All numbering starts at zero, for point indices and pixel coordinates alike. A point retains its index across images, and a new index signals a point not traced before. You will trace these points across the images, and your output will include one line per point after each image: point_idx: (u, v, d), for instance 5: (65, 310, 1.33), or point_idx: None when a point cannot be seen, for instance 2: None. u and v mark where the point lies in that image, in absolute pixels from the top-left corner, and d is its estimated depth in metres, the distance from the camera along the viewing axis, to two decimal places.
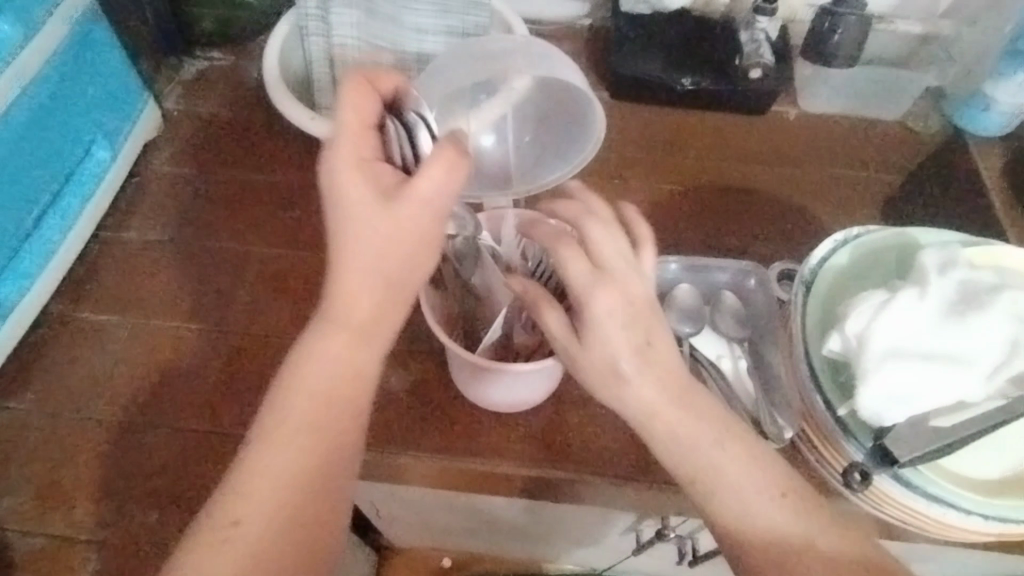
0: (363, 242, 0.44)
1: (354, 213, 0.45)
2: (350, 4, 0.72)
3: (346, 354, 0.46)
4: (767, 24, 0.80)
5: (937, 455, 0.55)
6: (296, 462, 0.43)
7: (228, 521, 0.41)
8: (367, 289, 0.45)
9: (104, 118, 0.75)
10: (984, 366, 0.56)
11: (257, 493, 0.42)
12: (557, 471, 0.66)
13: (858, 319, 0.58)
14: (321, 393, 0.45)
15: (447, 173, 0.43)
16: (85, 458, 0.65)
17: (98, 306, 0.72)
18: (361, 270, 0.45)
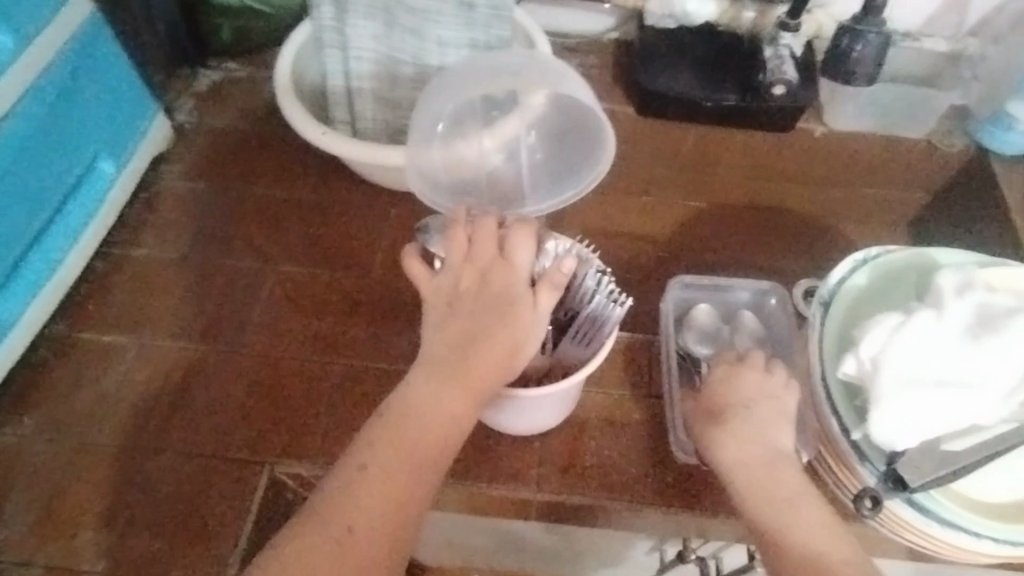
0: (502, 342, 0.50)
1: (503, 313, 0.51)
2: (371, 17, 0.70)
3: (452, 405, 0.48)
4: (792, 40, 0.78)
5: (944, 481, 0.54)
6: (406, 486, 0.45)
7: (342, 527, 0.43)
8: (493, 370, 0.50)
9: (112, 130, 0.72)
10: (999, 391, 0.55)
11: (372, 505, 0.44)
12: (576, 496, 0.63)
13: (873, 342, 0.57)
14: (434, 433, 0.48)
15: (559, 298, 0.53)
16: (88, 484, 0.62)
17: (104, 325, 0.70)
18: (495, 357, 0.50)
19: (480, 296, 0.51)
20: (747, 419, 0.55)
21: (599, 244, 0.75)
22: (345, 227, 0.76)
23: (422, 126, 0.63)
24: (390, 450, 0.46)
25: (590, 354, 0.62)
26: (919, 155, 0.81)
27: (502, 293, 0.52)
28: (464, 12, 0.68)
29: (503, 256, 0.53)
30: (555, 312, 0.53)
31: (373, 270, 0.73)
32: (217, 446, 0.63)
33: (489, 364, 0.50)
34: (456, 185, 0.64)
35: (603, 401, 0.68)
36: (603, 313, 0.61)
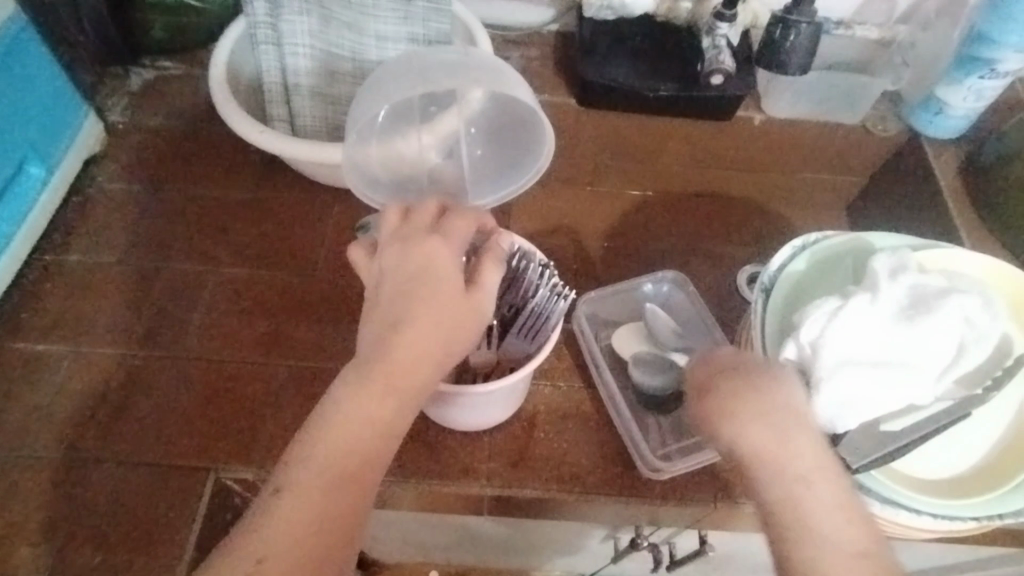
0: (434, 325, 0.48)
1: (428, 289, 0.49)
2: (304, 12, 0.69)
3: (378, 401, 0.45)
4: (728, 30, 0.79)
5: (882, 460, 0.56)
6: (321, 504, 0.41)
7: (252, 558, 0.39)
8: (422, 357, 0.47)
9: (41, 131, 0.70)
10: (934, 370, 0.56)
11: (286, 530, 0.40)
12: (527, 489, 0.63)
13: (811, 326, 0.57)
14: (357, 437, 0.44)
15: (498, 271, 0.52)
16: (25, 498, 0.60)
17: (37, 333, 0.67)
18: (423, 337, 0.47)
19: (402, 270, 0.50)
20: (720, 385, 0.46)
21: (545, 235, 0.75)
22: (288, 225, 0.75)
23: (360, 125, 0.60)
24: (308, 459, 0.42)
25: (535, 348, 0.62)
26: (856, 141, 0.83)
27: (426, 269, 0.50)
28: (402, 6, 0.68)
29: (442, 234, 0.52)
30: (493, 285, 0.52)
31: (317, 269, 0.72)
32: (159, 454, 0.62)
33: (419, 349, 0.47)
34: (398, 183, 0.63)
35: (552, 392, 0.68)
36: (547, 309, 0.61)
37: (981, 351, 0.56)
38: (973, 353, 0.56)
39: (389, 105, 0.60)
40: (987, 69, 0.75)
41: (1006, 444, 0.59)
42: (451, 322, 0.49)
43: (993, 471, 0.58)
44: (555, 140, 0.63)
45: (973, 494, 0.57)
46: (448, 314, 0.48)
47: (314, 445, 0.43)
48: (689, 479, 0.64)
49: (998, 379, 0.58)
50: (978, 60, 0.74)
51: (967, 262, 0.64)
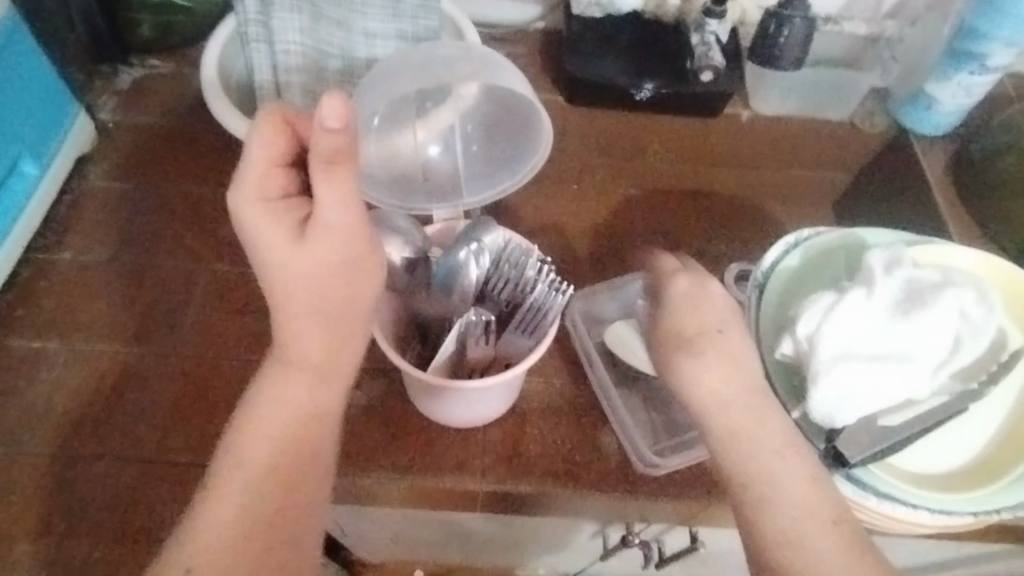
0: (293, 283, 0.48)
1: (280, 267, 0.48)
2: (294, 9, 0.69)
3: (293, 394, 0.49)
4: (717, 27, 0.80)
5: (882, 454, 0.57)
6: (249, 504, 0.46)
7: (186, 564, 0.44)
8: (307, 320, 0.49)
9: (34, 130, 0.70)
10: (932, 364, 0.56)
11: (210, 532, 0.45)
12: (521, 484, 0.63)
13: (810, 321, 0.57)
14: (268, 429, 0.48)
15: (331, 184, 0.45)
16: (19, 495, 0.60)
17: (31, 331, 0.68)
18: (309, 323, 0.49)
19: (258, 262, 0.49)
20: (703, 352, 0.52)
21: (535, 232, 0.75)
22: None
23: (356, 123, 0.60)
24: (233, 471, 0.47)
25: (534, 343, 0.62)
26: (845, 138, 0.84)
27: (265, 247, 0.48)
28: (390, 3, 0.69)
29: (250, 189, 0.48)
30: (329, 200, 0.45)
31: None
32: (154, 451, 0.62)
33: (297, 304, 0.49)
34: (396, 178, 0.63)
35: (544, 388, 0.68)
36: (547, 303, 0.62)
37: (976, 345, 0.57)
38: (969, 347, 0.57)
39: (383, 101, 0.60)
40: (976, 64, 0.75)
41: (1001, 439, 0.59)
42: (312, 283, 0.48)
43: (988, 466, 0.58)
44: (551, 133, 0.62)
45: (967, 489, 0.57)
46: (305, 268, 0.48)
47: (236, 447, 0.48)
48: (681, 473, 0.64)
49: (993, 374, 0.58)
50: (967, 55, 0.75)
51: (961, 256, 0.64)
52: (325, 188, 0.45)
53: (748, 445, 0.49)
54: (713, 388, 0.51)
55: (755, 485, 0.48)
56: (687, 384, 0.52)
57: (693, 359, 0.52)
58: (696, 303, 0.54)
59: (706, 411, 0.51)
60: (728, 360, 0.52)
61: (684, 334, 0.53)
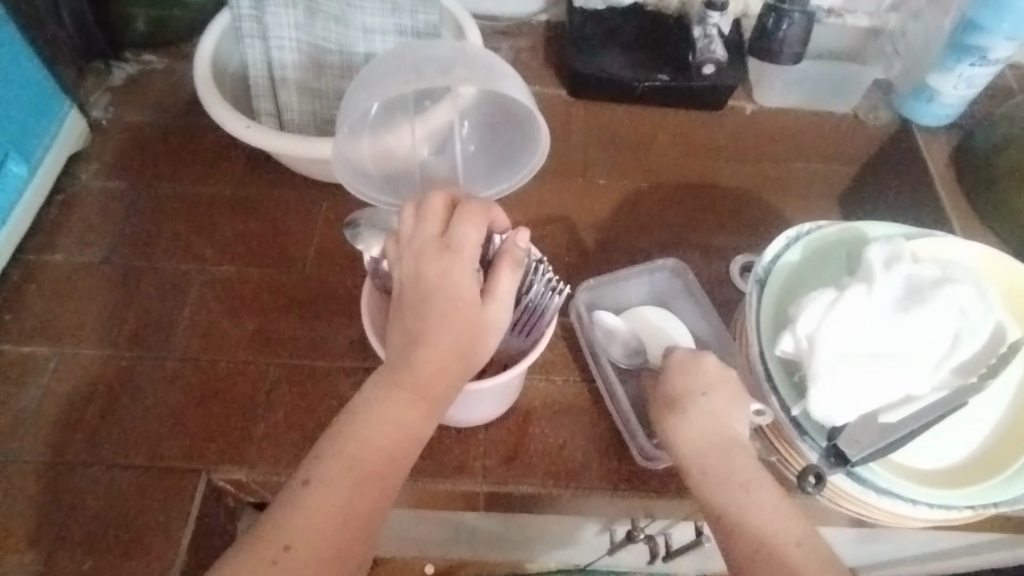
0: (450, 339, 0.48)
1: (439, 303, 0.48)
2: (289, 3, 0.67)
3: (409, 415, 0.47)
4: (720, 19, 0.78)
5: (885, 451, 0.55)
6: (345, 501, 0.43)
7: (279, 545, 0.41)
8: (442, 369, 0.48)
9: (23, 130, 0.68)
10: (930, 360, 0.56)
11: (308, 523, 0.42)
12: (524, 485, 0.62)
13: (808, 319, 0.57)
14: (378, 443, 0.46)
15: (516, 277, 0.51)
16: (12, 503, 0.59)
17: (22, 335, 0.66)
18: (442, 354, 0.48)
19: (420, 285, 0.49)
20: (701, 410, 0.52)
21: (537, 228, 0.74)
22: (277, 222, 0.73)
23: (350, 120, 0.58)
24: (324, 467, 0.44)
25: (529, 344, 0.60)
26: (847, 131, 0.83)
27: (438, 282, 0.49)
28: None
29: (454, 244, 0.50)
30: (511, 290, 0.50)
31: (305, 265, 0.71)
32: (148, 457, 0.61)
33: (444, 356, 0.48)
34: (389, 177, 0.62)
35: (547, 387, 0.68)
36: (541, 304, 0.60)
37: (973, 340, 0.56)
38: (967, 343, 0.56)
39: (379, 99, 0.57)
40: (978, 57, 0.74)
41: (1001, 433, 0.59)
42: (471, 338, 0.49)
43: (989, 460, 0.58)
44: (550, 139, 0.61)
45: (969, 485, 0.56)
46: (474, 326, 0.49)
47: (328, 448, 0.45)
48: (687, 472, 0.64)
49: (993, 367, 0.57)
50: (971, 48, 0.74)
51: (961, 250, 0.64)
52: (507, 275, 0.51)
53: (728, 483, 0.49)
54: (696, 442, 0.51)
55: (733, 515, 0.47)
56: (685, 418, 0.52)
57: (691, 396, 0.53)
58: (691, 368, 0.54)
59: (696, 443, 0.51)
60: (695, 414, 0.52)
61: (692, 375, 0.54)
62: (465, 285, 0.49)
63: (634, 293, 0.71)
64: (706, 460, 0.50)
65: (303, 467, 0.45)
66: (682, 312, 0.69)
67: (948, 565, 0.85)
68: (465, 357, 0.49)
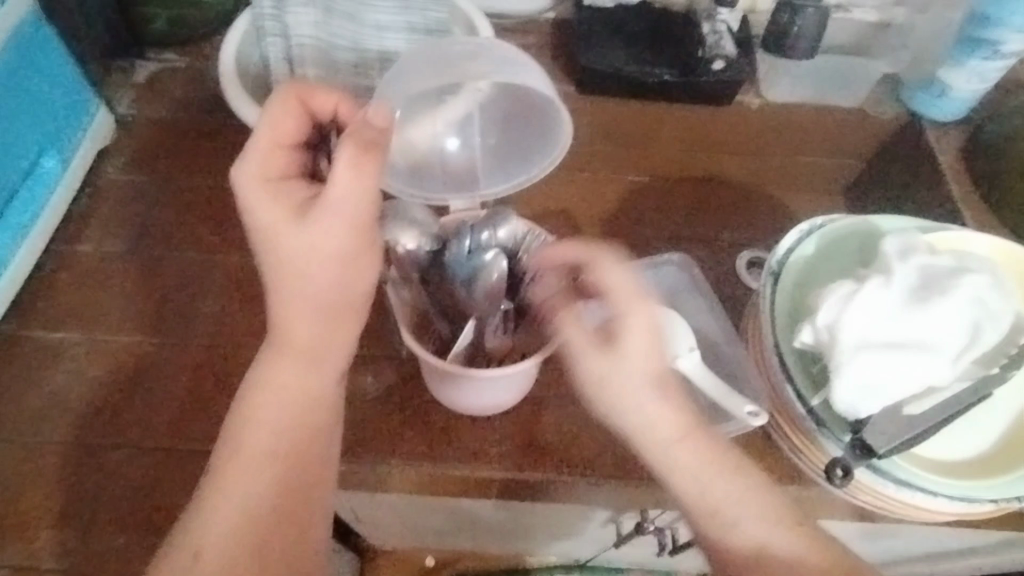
0: (298, 285, 0.48)
1: (274, 254, 0.48)
2: (309, 3, 0.70)
3: (298, 382, 0.50)
4: (728, 15, 0.82)
5: (908, 445, 0.56)
6: (252, 493, 0.47)
7: (189, 551, 0.46)
8: (296, 320, 0.49)
9: (54, 124, 0.71)
10: (953, 350, 0.56)
11: (218, 517, 0.46)
12: (535, 472, 0.64)
13: (829, 311, 0.57)
14: (265, 418, 0.49)
15: (346, 175, 0.45)
16: (43, 484, 0.61)
17: (52, 323, 0.69)
18: (301, 318, 0.49)
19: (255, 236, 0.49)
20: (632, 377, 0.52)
21: (546, 221, 0.75)
22: None
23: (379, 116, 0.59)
24: (231, 459, 0.48)
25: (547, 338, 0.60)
26: (854, 125, 0.84)
27: (260, 227, 0.48)
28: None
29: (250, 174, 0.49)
30: (340, 192, 0.46)
31: None
32: (175, 438, 0.63)
33: (304, 304, 0.49)
34: (415, 171, 0.63)
35: (560, 377, 0.69)
36: None
37: (994, 330, 0.56)
38: (988, 333, 0.56)
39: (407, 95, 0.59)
40: (991, 49, 0.75)
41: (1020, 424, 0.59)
42: (326, 277, 0.48)
43: (1009, 451, 0.58)
44: (571, 130, 0.62)
45: (990, 476, 0.57)
46: (325, 264, 0.48)
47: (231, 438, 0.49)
48: None
49: (1014, 358, 0.57)
50: (982, 40, 0.75)
51: (975, 242, 0.64)
52: (346, 171, 0.45)
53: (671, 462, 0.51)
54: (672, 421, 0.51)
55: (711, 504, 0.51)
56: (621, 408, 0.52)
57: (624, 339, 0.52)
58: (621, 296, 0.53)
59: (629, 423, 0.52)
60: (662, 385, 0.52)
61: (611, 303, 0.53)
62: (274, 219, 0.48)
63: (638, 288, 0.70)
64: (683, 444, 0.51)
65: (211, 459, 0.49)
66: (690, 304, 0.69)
67: (957, 564, 0.85)
68: (333, 285, 0.49)
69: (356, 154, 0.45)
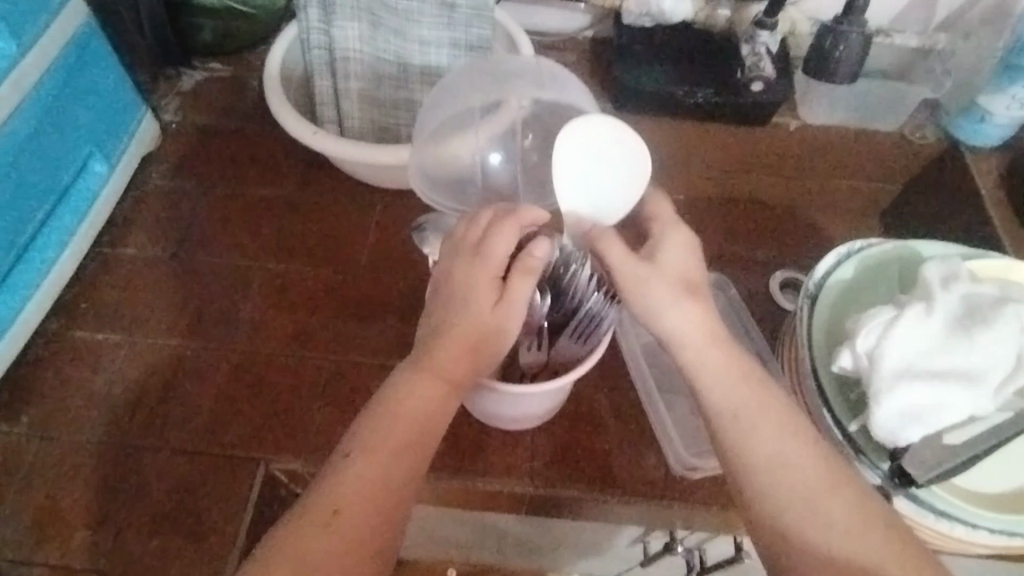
0: (464, 334, 0.50)
1: (463, 301, 0.51)
2: (355, 17, 0.71)
3: (433, 391, 0.49)
4: (768, 39, 0.80)
5: (947, 475, 0.55)
6: (380, 477, 0.45)
7: (327, 509, 0.43)
8: (463, 349, 0.50)
9: (102, 131, 0.72)
10: (995, 380, 0.55)
11: (357, 485, 0.44)
12: (567, 489, 0.63)
13: (868, 336, 0.56)
14: (408, 416, 0.47)
15: (529, 283, 0.52)
16: (82, 482, 0.62)
17: (95, 323, 0.70)
18: (459, 346, 0.50)
19: (445, 285, 0.53)
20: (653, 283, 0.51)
21: None
22: (333, 224, 0.76)
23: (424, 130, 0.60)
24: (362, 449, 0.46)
25: (586, 351, 0.60)
26: (892, 149, 0.84)
27: (462, 284, 0.52)
28: (445, 11, 0.69)
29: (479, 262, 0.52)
30: (524, 297, 0.51)
31: (359, 267, 0.74)
32: (210, 441, 0.64)
33: (469, 341, 0.50)
34: (458, 181, 0.63)
35: (592, 393, 0.69)
36: (600, 316, 0.59)
37: None
38: None
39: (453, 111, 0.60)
40: None
41: None
42: (485, 329, 0.51)
43: None
44: None
45: None
46: (490, 325, 0.51)
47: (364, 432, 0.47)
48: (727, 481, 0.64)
49: None
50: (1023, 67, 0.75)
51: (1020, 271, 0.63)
52: (520, 280, 0.51)
53: (767, 442, 0.46)
54: (725, 391, 0.48)
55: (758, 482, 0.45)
56: (666, 308, 0.50)
57: (660, 252, 0.53)
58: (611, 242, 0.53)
59: (711, 400, 0.49)
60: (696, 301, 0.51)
61: (652, 227, 0.55)
62: (477, 283, 0.51)
63: None
64: (749, 413, 0.47)
65: (340, 448, 0.47)
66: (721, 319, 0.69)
67: None
68: (497, 343, 0.51)
69: (525, 271, 0.52)
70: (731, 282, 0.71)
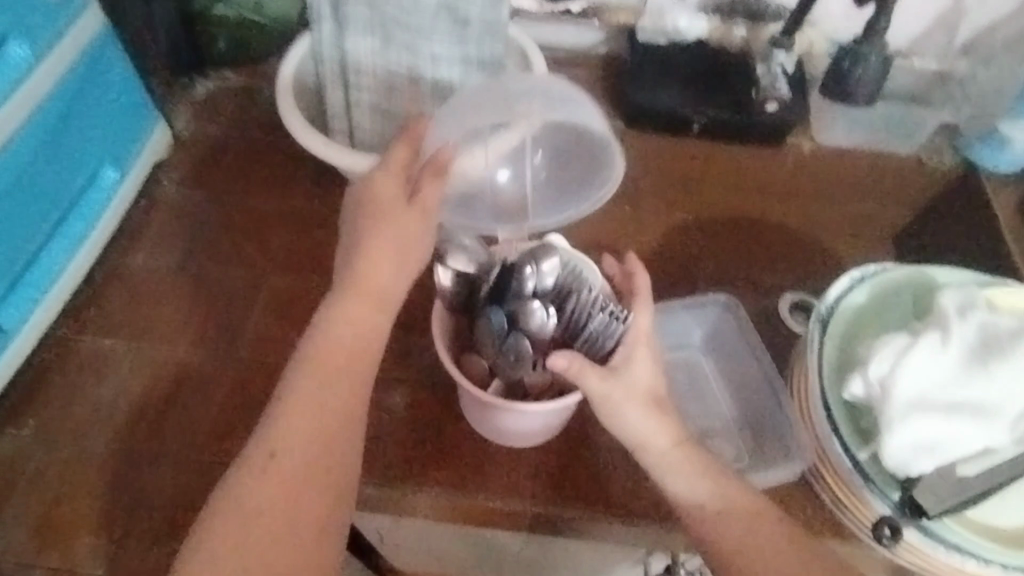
0: (384, 250, 0.54)
1: (378, 220, 0.55)
2: (368, 32, 0.70)
3: (365, 318, 0.53)
4: (784, 58, 0.79)
5: (965, 506, 0.53)
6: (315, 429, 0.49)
7: (268, 461, 0.48)
8: (385, 260, 0.54)
9: (115, 137, 0.73)
10: (1010, 413, 0.54)
11: (294, 444, 0.48)
12: (569, 509, 0.63)
13: (881, 364, 0.55)
14: (340, 353, 0.52)
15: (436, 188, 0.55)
16: (85, 487, 0.62)
17: (103, 329, 0.70)
18: (376, 262, 0.54)
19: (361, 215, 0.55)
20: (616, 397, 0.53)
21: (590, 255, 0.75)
22: (342, 236, 0.76)
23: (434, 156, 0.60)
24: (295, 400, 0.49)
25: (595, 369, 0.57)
26: (906, 173, 0.83)
27: (380, 212, 0.55)
28: (458, 27, 0.69)
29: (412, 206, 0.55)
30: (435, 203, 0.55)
31: None
32: (213, 452, 0.63)
33: (386, 258, 0.54)
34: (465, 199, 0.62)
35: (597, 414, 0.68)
36: (605, 335, 0.56)
37: None
38: None
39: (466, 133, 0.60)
40: None
41: None
42: (401, 243, 0.55)
43: None
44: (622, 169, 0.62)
45: None
46: (414, 237, 0.55)
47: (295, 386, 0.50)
48: None
49: None
50: None
51: None
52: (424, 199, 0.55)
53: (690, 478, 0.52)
54: (692, 485, 0.51)
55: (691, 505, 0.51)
56: (627, 423, 0.53)
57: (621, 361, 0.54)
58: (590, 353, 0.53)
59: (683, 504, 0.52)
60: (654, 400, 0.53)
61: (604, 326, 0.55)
62: (395, 208, 0.55)
63: (675, 325, 0.69)
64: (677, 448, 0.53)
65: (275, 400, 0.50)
66: (730, 342, 0.68)
67: None
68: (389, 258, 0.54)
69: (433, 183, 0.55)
70: (740, 305, 0.68)
